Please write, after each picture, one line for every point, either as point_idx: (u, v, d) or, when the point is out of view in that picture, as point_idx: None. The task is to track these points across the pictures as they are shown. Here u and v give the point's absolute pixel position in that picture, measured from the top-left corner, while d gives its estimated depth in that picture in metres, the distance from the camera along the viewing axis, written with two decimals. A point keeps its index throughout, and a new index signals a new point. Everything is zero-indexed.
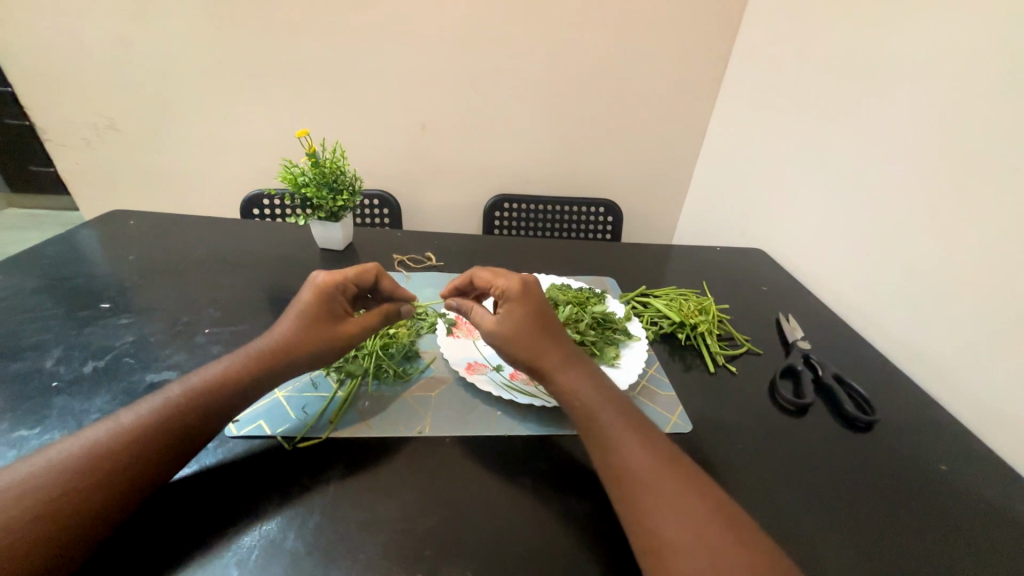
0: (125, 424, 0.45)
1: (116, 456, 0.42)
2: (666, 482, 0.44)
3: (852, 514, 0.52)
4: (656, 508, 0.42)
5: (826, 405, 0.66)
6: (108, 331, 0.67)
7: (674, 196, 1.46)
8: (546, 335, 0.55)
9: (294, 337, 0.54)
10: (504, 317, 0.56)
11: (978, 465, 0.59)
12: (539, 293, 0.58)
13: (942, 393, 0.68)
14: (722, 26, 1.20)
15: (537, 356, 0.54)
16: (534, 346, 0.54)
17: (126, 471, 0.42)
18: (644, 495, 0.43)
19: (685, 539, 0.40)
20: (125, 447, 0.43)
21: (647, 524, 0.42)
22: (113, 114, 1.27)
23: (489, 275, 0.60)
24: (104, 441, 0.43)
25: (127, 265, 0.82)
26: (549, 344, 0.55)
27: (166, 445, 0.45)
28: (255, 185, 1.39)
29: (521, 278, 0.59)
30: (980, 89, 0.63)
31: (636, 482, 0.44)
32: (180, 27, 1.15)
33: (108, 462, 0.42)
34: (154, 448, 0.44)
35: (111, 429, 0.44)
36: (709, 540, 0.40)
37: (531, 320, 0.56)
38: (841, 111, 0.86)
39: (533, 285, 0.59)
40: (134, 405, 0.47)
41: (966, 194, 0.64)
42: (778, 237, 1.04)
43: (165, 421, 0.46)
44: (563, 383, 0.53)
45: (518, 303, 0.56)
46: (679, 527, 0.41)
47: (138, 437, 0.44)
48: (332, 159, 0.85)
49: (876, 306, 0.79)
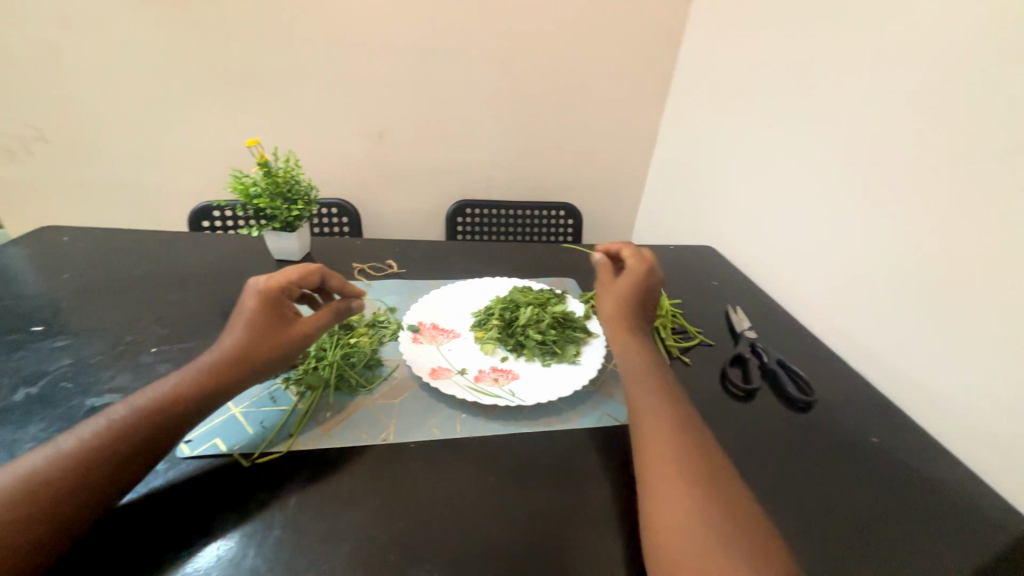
0: (65, 449, 0.42)
1: (55, 484, 0.40)
2: (679, 443, 0.49)
3: (795, 486, 0.56)
4: (664, 463, 0.48)
5: (771, 388, 0.71)
6: (42, 355, 0.62)
7: (630, 198, 1.52)
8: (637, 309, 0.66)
9: (244, 346, 0.53)
10: (620, 283, 0.68)
11: (900, 434, 0.66)
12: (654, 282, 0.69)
13: (870, 370, 0.75)
14: (666, 38, 1.27)
15: (620, 320, 0.65)
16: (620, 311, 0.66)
17: (69, 498, 0.40)
18: (657, 450, 0.49)
19: (681, 490, 0.45)
20: (65, 473, 0.41)
21: (652, 475, 0.47)
22: (42, 124, 1.19)
23: (630, 253, 0.72)
24: (41, 469, 0.41)
25: (62, 284, 0.77)
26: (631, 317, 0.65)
27: (113, 468, 0.43)
28: (204, 197, 1.33)
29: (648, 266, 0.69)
30: (889, 95, 0.70)
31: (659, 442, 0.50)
32: (117, 33, 1.09)
33: (49, 490, 0.40)
34: (100, 472, 0.42)
35: (50, 456, 0.42)
36: (701, 497, 0.44)
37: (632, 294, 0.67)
38: (774, 116, 0.93)
39: (653, 275, 0.69)
40: (75, 429, 0.44)
41: (883, 189, 0.71)
42: (725, 234, 1.10)
43: (111, 442, 0.44)
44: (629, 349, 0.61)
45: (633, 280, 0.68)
46: (678, 482, 0.46)
47: (82, 461, 0.42)
48: (286, 168, 0.83)
49: (813, 294, 0.86)
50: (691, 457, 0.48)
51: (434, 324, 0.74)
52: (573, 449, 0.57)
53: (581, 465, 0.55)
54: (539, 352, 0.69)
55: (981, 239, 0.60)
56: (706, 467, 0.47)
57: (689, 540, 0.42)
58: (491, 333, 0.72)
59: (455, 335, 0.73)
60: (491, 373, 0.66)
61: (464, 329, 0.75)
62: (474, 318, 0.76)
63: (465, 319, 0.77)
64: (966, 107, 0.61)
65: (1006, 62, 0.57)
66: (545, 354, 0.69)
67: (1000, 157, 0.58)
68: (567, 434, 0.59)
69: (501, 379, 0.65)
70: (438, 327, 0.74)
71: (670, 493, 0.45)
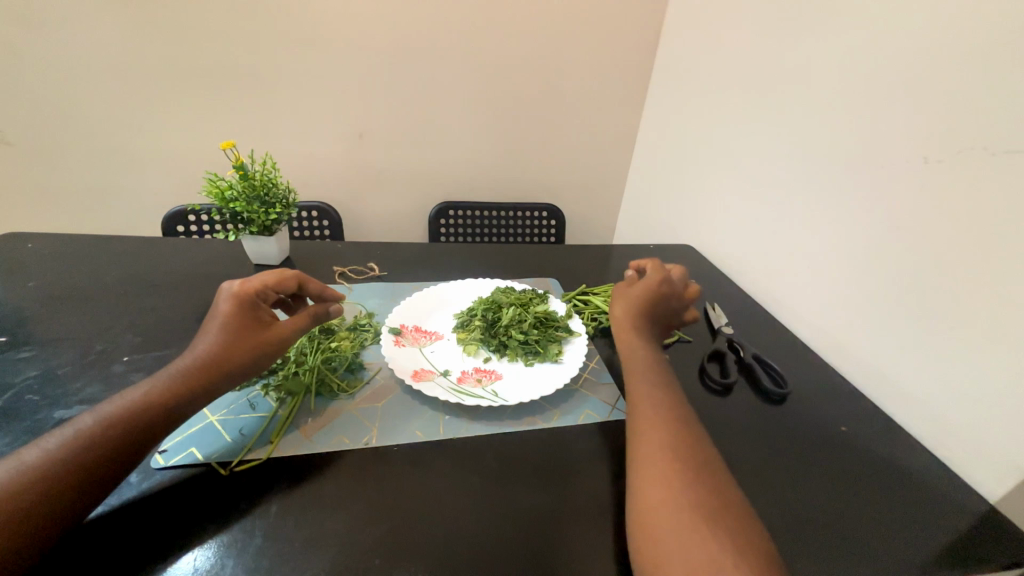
0: (29, 461, 0.41)
1: (18, 496, 0.39)
2: (671, 443, 0.50)
3: (770, 476, 0.58)
4: (655, 460, 0.49)
5: (747, 382, 0.73)
6: (5, 367, 0.60)
7: (612, 198, 1.55)
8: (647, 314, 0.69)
9: (218, 350, 0.52)
10: (636, 288, 0.72)
11: (870, 423, 0.68)
12: (670, 292, 0.72)
13: (842, 363, 0.78)
14: (643, 40, 1.29)
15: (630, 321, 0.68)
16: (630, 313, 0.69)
17: (36, 509, 0.39)
18: (649, 447, 0.50)
19: (666, 487, 0.46)
20: (30, 485, 0.39)
21: (641, 471, 0.49)
22: (3, 126, 1.14)
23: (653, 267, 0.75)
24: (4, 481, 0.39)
25: (26, 293, 0.74)
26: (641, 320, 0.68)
27: (81, 478, 0.41)
28: (178, 200, 1.30)
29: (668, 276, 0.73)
30: (856, 98, 0.73)
31: (653, 433, 0.52)
32: (83, 32, 1.06)
33: (12, 502, 0.38)
34: (69, 482, 0.41)
35: (13, 468, 0.40)
36: (686, 494, 0.45)
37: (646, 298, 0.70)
38: (748, 117, 0.96)
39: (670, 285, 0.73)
40: (39, 441, 0.43)
41: (855, 187, 0.74)
42: (703, 233, 1.13)
43: (80, 451, 0.42)
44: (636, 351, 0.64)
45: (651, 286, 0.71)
46: (665, 479, 0.47)
47: (48, 472, 0.40)
48: (263, 171, 0.82)
49: (787, 291, 0.88)
50: (680, 456, 0.49)
51: (417, 326, 0.74)
52: (556, 448, 0.57)
53: (564, 463, 0.56)
54: (523, 352, 0.69)
55: (943, 234, 0.62)
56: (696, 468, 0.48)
57: (673, 534, 0.42)
58: (474, 334, 0.73)
59: (438, 337, 0.73)
60: (474, 374, 0.66)
61: (447, 331, 0.75)
62: (457, 319, 0.77)
63: (448, 321, 0.77)
64: (925, 109, 0.64)
65: (962, 66, 0.60)
66: (529, 354, 0.69)
67: (957, 156, 0.60)
68: (550, 433, 0.59)
69: (484, 379, 0.65)
70: (420, 329, 0.73)
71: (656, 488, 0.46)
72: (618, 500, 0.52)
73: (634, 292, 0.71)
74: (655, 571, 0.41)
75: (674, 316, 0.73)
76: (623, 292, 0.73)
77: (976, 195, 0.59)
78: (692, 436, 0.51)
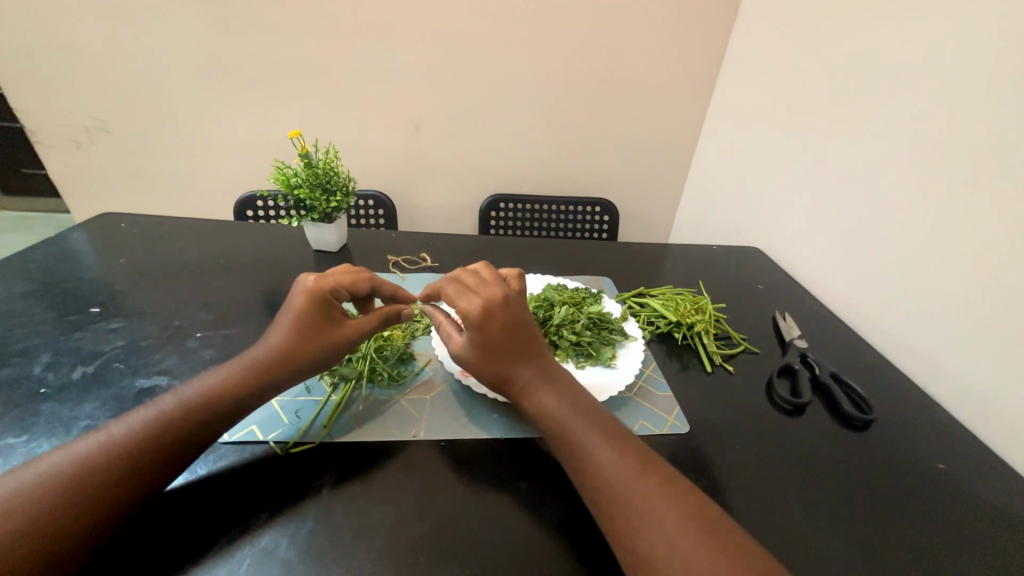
0: (116, 435, 0.44)
1: (103, 470, 0.41)
2: (638, 488, 0.43)
3: (851, 514, 0.51)
4: (642, 520, 0.41)
5: (823, 403, 0.66)
6: (98, 336, 0.66)
7: (671, 193, 1.46)
8: (512, 358, 0.53)
9: (290, 347, 0.53)
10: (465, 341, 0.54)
11: (973, 461, 0.59)
12: (500, 315, 0.53)
13: (941, 390, 0.68)
14: (717, 23, 1.19)
15: (505, 381, 0.53)
16: (495, 372, 0.53)
17: (117, 484, 0.41)
18: (629, 510, 0.42)
19: (670, 553, 0.39)
20: (114, 460, 0.42)
21: (633, 540, 0.41)
22: (105, 116, 1.26)
23: (451, 288, 0.55)
24: (94, 453, 0.42)
25: (118, 268, 0.81)
26: (511, 369, 0.53)
27: (158, 457, 0.44)
28: (249, 186, 1.38)
29: (471, 305, 0.53)
30: (979, 85, 0.62)
31: (610, 482, 0.44)
32: (170, 28, 1.14)
33: (99, 475, 0.41)
34: (147, 460, 0.43)
35: (103, 441, 0.43)
36: (693, 546, 0.39)
37: (487, 350, 0.53)
38: (838, 108, 0.86)
39: (492, 307, 0.53)
40: (126, 416, 0.46)
41: (967, 190, 0.64)
42: (773, 235, 1.04)
43: (159, 431, 0.45)
44: (531, 405, 0.52)
45: (476, 332, 0.53)
46: (665, 540, 0.40)
47: (131, 448, 0.43)
48: (326, 159, 0.84)
49: (874, 304, 0.79)
50: (668, 503, 0.42)
51: None
52: None
53: None
54: (574, 353, 0.67)
55: None
56: (687, 508, 0.42)
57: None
58: None
59: None
60: None
61: None
62: None
63: None
64: None
65: None
66: (580, 356, 0.66)
67: None
68: None
69: None
70: None
71: (660, 554, 0.39)
72: None
73: (474, 352, 0.54)
74: None
75: (529, 329, 0.55)
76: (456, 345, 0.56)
77: None
78: (646, 462, 0.46)
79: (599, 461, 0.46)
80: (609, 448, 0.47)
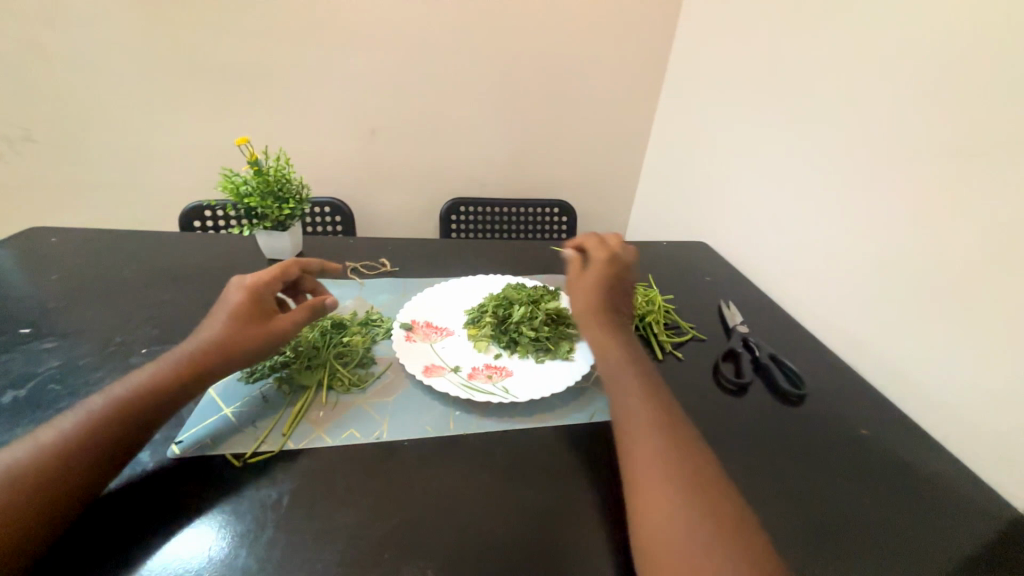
0: (45, 441, 0.44)
1: (38, 473, 0.41)
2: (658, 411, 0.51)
3: (787, 480, 0.56)
4: (656, 448, 0.48)
5: (763, 382, 0.72)
6: (29, 357, 0.62)
7: (625, 193, 1.53)
8: (611, 300, 0.65)
9: (219, 338, 0.55)
10: (587, 276, 0.68)
11: (891, 425, 0.67)
12: (621, 270, 0.70)
13: (861, 364, 0.76)
14: (658, 34, 1.27)
15: (595, 312, 0.63)
16: (594, 302, 0.64)
17: (46, 491, 0.41)
18: (649, 443, 0.48)
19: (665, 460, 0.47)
20: (49, 463, 0.42)
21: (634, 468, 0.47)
22: (30, 124, 1.17)
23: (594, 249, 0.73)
24: (23, 460, 0.42)
25: (49, 285, 0.76)
26: (605, 308, 0.64)
27: (89, 460, 0.44)
28: (196, 196, 1.32)
29: (610, 255, 0.71)
30: (875, 92, 0.71)
31: (635, 404, 0.52)
32: (104, 32, 1.08)
33: (24, 484, 0.41)
34: (76, 464, 0.43)
35: (30, 448, 0.43)
36: (684, 460, 0.47)
37: (597, 285, 0.66)
38: (766, 111, 0.94)
39: (618, 264, 0.70)
40: (53, 423, 0.45)
41: (870, 185, 0.73)
42: (717, 231, 1.11)
43: (89, 433, 0.45)
44: (603, 342, 0.60)
45: (601, 271, 0.68)
46: (666, 472, 0.46)
47: (58, 454, 0.43)
48: (277, 167, 0.82)
49: (803, 289, 0.86)
50: (669, 438, 0.49)
51: (428, 322, 0.74)
52: (568, 445, 0.57)
53: (575, 459, 0.55)
54: (533, 349, 0.69)
55: (957, 236, 0.62)
56: (690, 458, 0.47)
57: (688, 483, 0.45)
58: (484, 330, 0.72)
59: (449, 333, 0.73)
60: (484, 370, 0.66)
61: (458, 326, 0.75)
62: (468, 315, 0.76)
63: (459, 317, 0.76)
64: (943, 108, 0.63)
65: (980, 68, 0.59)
66: (539, 351, 0.69)
67: (988, 151, 0.58)
68: (561, 429, 0.59)
69: (494, 375, 0.65)
70: (431, 325, 0.73)
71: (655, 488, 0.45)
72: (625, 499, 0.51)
73: (588, 281, 0.67)
74: (687, 517, 0.42)
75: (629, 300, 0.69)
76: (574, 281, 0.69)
77: (995, 195, 0.57)
78: (661, 395, 0.54)
79: (630, 386, 0.54)
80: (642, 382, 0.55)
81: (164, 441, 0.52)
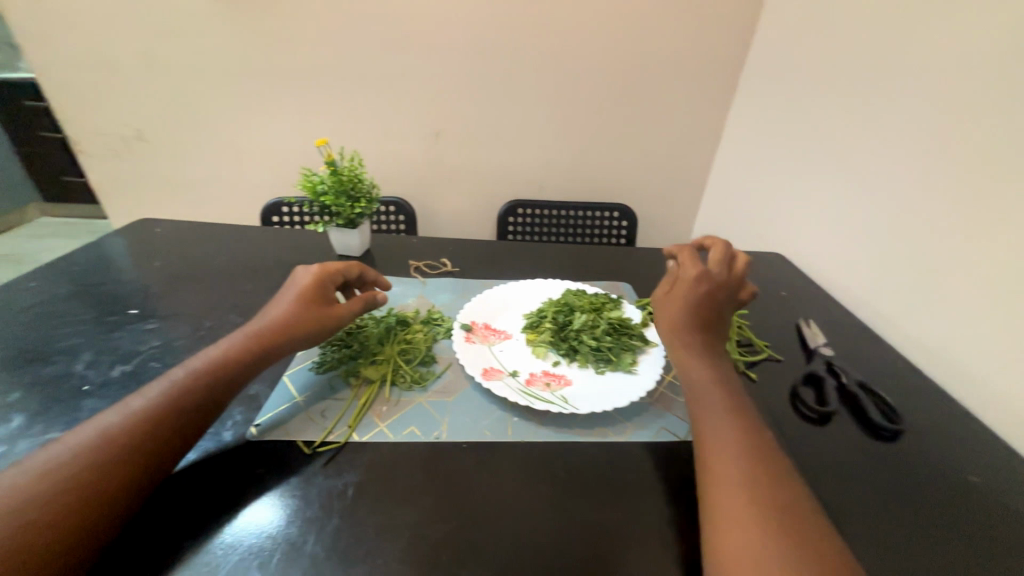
0: (136, 407, 0.48)
1: (132, 435, 0.46)
2: (744, 438, 0.48)
3: (882, 528, 0.50)
4: (737, 474, 0.45)
5: (850, 412, 0.64)
6: (135, 336, 0.69)
7: (690, 198, 1.45)
8: (704, 318, 0.61)
9: (284, 317, 0.60)
10: (677, 290, 0.64)
11: (1013, 475, 0.57)
12: (717, 285, 0.63)
13: (973, 400, 0.66)
14: (735, 29, 1.19)
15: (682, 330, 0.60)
16: (682, 319, 0.61)
17: (137, 452, 0.45)
18: (730, 468, 0.46)
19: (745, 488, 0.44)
20: (140, 427, 0.46)
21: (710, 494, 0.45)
22: (142, 126, 1.32)
23: (687, 258, 0.67)
24: (119, 423, 0.46)
25: (152, 271, 0.85)
26: (696, 327, 0.60)
27: (173, 424, 0.48)
28: (275, 192, 1.42)
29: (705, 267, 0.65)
30: (1005, 89, 0.62)
31: (717, 427, 0.50)
32: (204, 43, 1.19)
33: (120, 442, 0.45)
34: (163, 429, 0.47)
35: (124, 412, 0.47)
36: (768, 491, 0.44)
37: (687, 301, 0.62)
38: (863, 111, 0.84)
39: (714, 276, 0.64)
40: (143, 391, 0.50)
41: (992, 195, 0.63)
42: (796, 241, 1.02)
43: (174, 402, 0.49)
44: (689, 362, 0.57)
45: (692, 284, 0.63)
46: (747, 502, 0.43)
47: (148, 420, 0.47)
48: (351, 167, 0.86)
49: (901, 310, 0.77)
50: (753, 467, 0.46)
51: (486, 324, 0.74)
52: (631, 464, 0.54)
53: (638, 480, 0.52)
54: (593, 358, 0.67)
55: None
56: (774, 490, 0.44)
57: (771, 516, 0.42)
58: (543, 336, 0.71)
59: (507, 336, 0.72)
60: (542, 378, 0.64)
61: (516, 330, 0.74)
62: (527, 319, 0.75)
63: (518, 321, 0.76)
64: None
65: None
66: (600, 361, 0.66)
67: None
68: (623, 447, 0.56)
69: (553, 384, 0.63)
70: (490, 328, 0.73)
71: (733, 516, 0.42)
72: (693, 529, 0.48)
73: (678, 297, 0.64)
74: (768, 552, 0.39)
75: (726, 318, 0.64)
76: (664, 296, 0.66)
77: None
78: (747, 419, 0.51)
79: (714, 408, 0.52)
80: (727, 405, 0.52)
81: (244, 422, 0.56)
